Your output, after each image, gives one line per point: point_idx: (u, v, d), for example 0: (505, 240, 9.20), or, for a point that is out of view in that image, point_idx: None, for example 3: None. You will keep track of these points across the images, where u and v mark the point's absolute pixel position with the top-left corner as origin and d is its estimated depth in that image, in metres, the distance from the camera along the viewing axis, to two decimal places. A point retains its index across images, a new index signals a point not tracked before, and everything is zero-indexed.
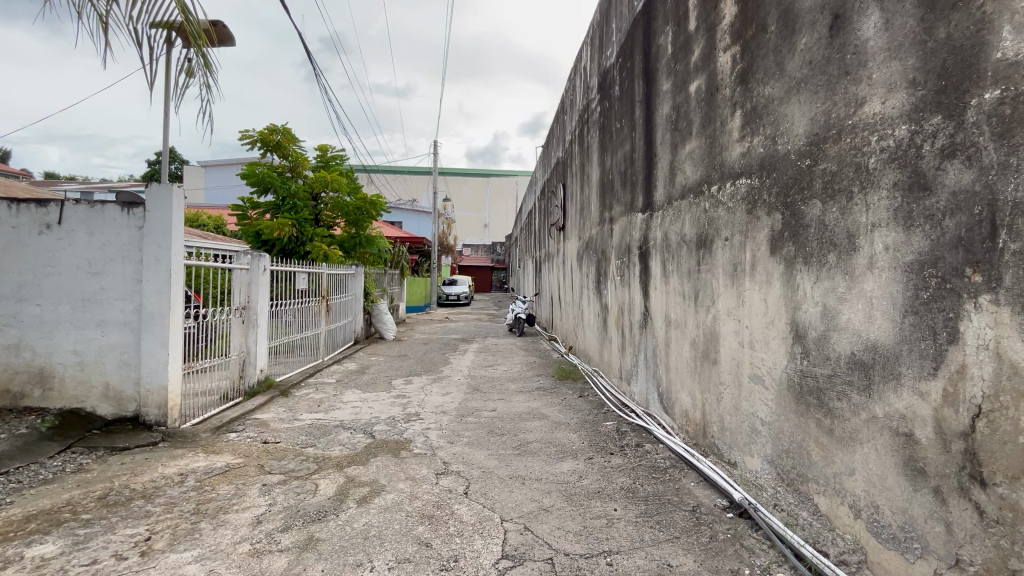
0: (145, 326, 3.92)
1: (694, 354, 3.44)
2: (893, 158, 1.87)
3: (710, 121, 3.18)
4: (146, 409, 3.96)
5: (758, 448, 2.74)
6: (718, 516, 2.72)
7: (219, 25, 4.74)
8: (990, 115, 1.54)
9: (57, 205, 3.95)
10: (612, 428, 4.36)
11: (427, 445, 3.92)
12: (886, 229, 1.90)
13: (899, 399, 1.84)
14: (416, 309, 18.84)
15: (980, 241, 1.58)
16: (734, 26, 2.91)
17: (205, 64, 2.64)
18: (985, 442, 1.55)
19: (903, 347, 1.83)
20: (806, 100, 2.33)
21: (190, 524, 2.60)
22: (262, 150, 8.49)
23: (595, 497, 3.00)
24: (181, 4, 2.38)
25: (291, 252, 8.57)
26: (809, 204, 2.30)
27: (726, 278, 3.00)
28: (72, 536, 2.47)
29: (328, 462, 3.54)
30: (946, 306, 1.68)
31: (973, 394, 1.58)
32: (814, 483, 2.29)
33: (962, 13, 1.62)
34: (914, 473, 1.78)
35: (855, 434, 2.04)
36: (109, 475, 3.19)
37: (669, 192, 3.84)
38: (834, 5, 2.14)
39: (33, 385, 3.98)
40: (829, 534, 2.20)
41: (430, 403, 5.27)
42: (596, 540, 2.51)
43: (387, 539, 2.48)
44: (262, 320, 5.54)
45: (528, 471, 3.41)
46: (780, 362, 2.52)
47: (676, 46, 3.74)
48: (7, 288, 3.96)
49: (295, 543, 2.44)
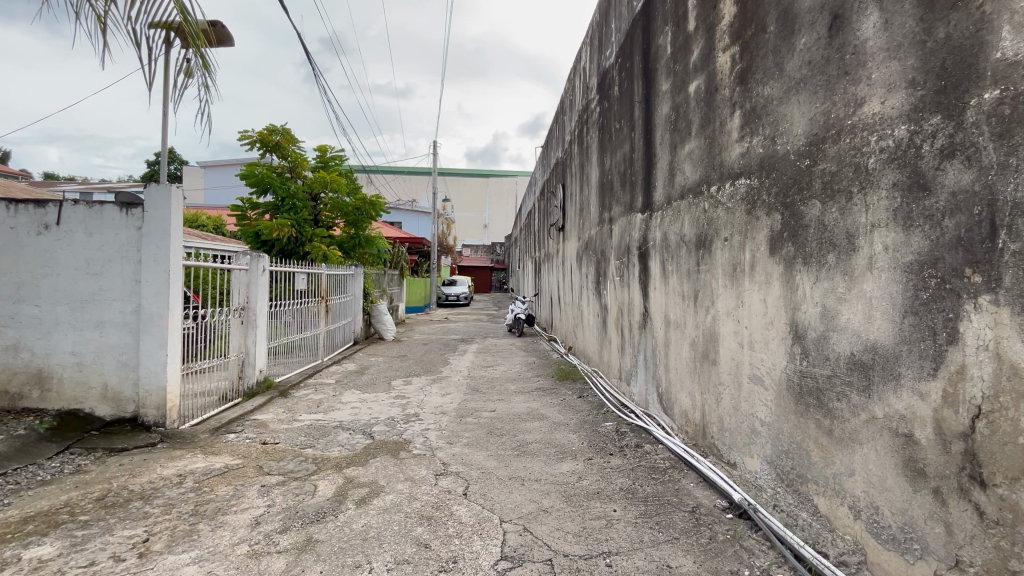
0: (144, 327, 3.91)
1: (694, 355, 3.44)
2: (893, 158, 1.87)
3: (709, 121, 3.18)
4: (145, 409, 3.96)
5: (758, 449, 2.74)
6: (717, 516, 2.71)
7: (218, 25, 4.73)
8: (989, 115, 1.54)
9: (56, 205, 3.94)
10: (612, 428, 4.36)
11: (427, 446, 3.92)
12: (886, 229, 1.89)
13: (899, 400, 1.83)
14: (416, 310, 18.86)
15: (980, 241, 1.58)
16: (733, 26, 2.91)
17: (204, 64, 2.64)
18: (985, 442, 1.55)
19: (903, 348, 1.82)
20: (806, 100, 2.32)
21: (188, 526, 2.60)
22: (261, 150, 8.49)
23: (594, 498, 2.99)
24: (180, 4, 2.38)
25: (291, 252, 8.57)
26: (808, 204, 2.30)
27: (726, 279, 3.00)
28: (69, 537, 2.46)
29: (327, 462, 3.53)
30: (946, 306, 1.68)
31: (973, 394, 1.58)
32: (814, 484, 2.28)
33: (961, 12, 1.62)
34: (914, 474, 1.78)
35: (855, 435, 2.04)
36: (107, 477, 3.18)
37: (669, 193, 3.84)
38: (833, 5, 2.13)
39: (32, 386, 3.98)
40: (828, 535, 2.19)
41: (430, 404, 5.26)
42: (595, 540, 2.50)
43: (386, 540, 2.48)
44: (261, 321, 5.53)
45: (528, 472, 3.41)
46: (779, 363, 2.51)
47: (675, 46, 3.74)
48: (6, 288, 3.96)
49: (293, 545, 2.43)
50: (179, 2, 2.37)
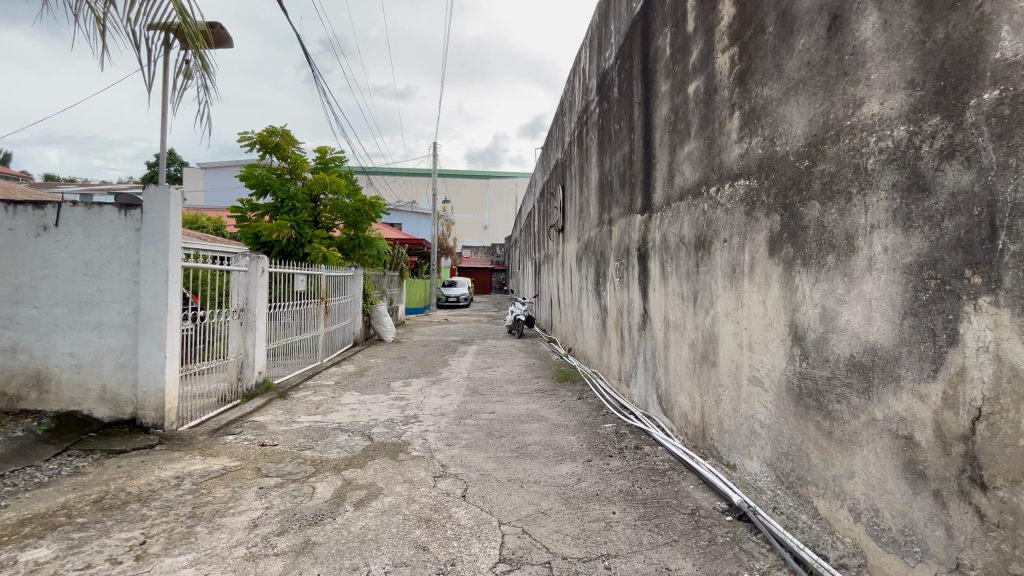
0: (143, 328, 3.90)
1: (693, 356, 3.43)
2: (892, 159, 1.86)
3: (708, 122, 3.17)
4: (144, 411, 3.95)
5: (757, 451, 2.73)
6: (717, 519, 2.70)
7: (217, 26, 4.72)
8: (989, 116, 1.53)
9: (54, 207, 3.94)
10: (612, 430, 4.35)
11: (426, 448, 3.90)
12: (885, 230, 1.89)
13: (899, 402, 1.83)
14: (416, 310, 18.86)
15: (980, 242, 1.57)
16: (733, 27, 2.90)
17: (203, 66, 2.64)
18: (985, 445, 1.54)
19: (902, 349, 1.81)
20: (805, 101, 2.32)
21: (185, 528, 2.59)
22: (261, 152, 8.49)
23: (593, 500, 2.98)
24: (179, 4, 2.38)
25: (290, 254, 8.58)
26: (808, 205, 2.29)
27: (725, 280, 2.99)
28: (66, 540, 2.45)
29: (325, 465, 3.52)
30: (945, 308, 1.67)
31: (973, 396, 1.57)
32: (813, 486, 2.27)
33: (961, 12, 1.62)
34: (914, 476, 1.77)
35: (855, 437, 2.03)
36: (105, 479, 3.16)
37: (668, 194, 3.83)
38: (832, 6, 2.13)
39: (31, 388, 3.97)
40: (828, 538, 2.19)
41: (429, 405, 5.24)
42: (595, 543, 2.49)
43: (384, 543, 2.47)
44: (261, 322, 5.52)
45: (527, 474, 3.39)
46: (779, 364, 2.51)
47: (675, 47, 3.74)
48: (5, 290, 3.95)
49: (291, 547, 2.42)
50: (178, 3, 2.38)
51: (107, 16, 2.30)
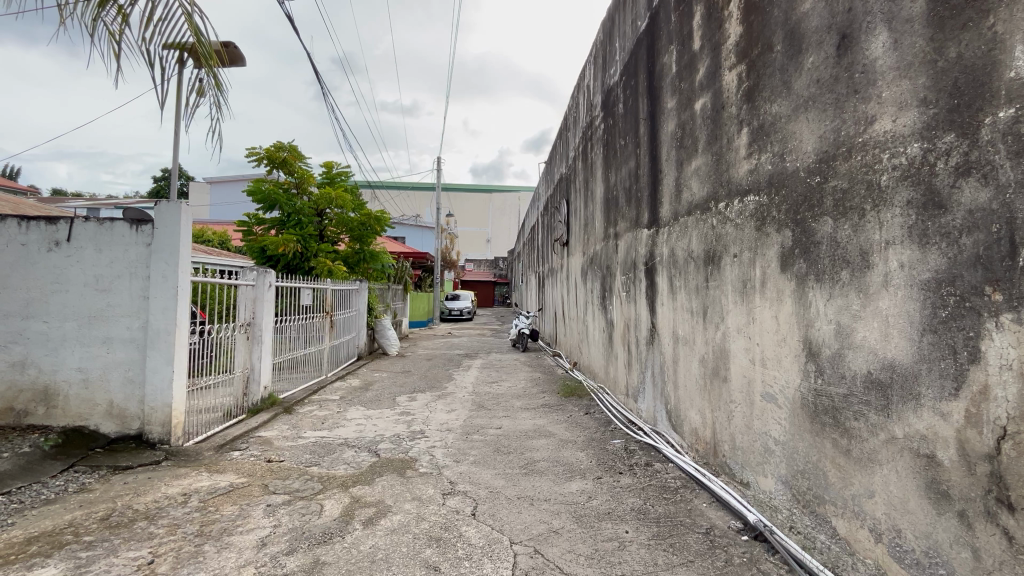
0: (151, 343, 3.90)
1: (704, 372, 3.40)
2: (905, 175, 1.87)
3: (716, 138, 3.19)
4: (150, 426, 3.92)
5: (771, 468, 2.69)
6: (732, 538, 2.66)
7: (230, 45, 4.80)
8: (1005, 133, 1.54)
9: (67, 222, 3.97)
10: (620, 446, 4.31)
11: (433, 464, 3.88)
12: (901, 246, 1.88)
13: (919, 420, 1.81)
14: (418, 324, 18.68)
15: (999, 259, 1.57)
16: (739, 46, 2.93)
17: (217, 85, 2.64)
18: (1012, 464, 1.52)
19: (922, 367, 1.80)
20: (814, 118, 2.33)
21: (193, 547, 2.56)
22: (268, 167, 8.56)
23: (605, 519, 2.94)
24: (194, 25, 2.39)
25: (296, 267, 8.63)
26: (820, 222, 2.29)
27: (736, 295, 2.98)
28: (73, 559, 2.42)
29: (332, 482, 3.48)
30: (966, 325, 1.66)
31: (997, 415, 1.56)
32: (831, 506, 2.24)
33: (973, 32, 1.64)
34: (937, 495, 1.74)
35: (874, 456, 2.00)
36: (111, 496, 3.14)
37: (675, 209, 3.85)
38: (841, 25, 2.15)
39: (38, 403, 3.96)
40: (848, 559, 2.15)
41: (435, 420, 5.22)
42: (609, 563, 2.46)
43: (394, 562, 2.43)
44: (266, 336, 5.51)
45: (536, 491, 3.36)
46: (794, 381, 2.48)
47: (680, 65, 3.78)
48: (15, 305, 3.96)
49: (301, 567, 2.39)
50: (193, 23, 2.37)
51: (122, 37, 2.29)
